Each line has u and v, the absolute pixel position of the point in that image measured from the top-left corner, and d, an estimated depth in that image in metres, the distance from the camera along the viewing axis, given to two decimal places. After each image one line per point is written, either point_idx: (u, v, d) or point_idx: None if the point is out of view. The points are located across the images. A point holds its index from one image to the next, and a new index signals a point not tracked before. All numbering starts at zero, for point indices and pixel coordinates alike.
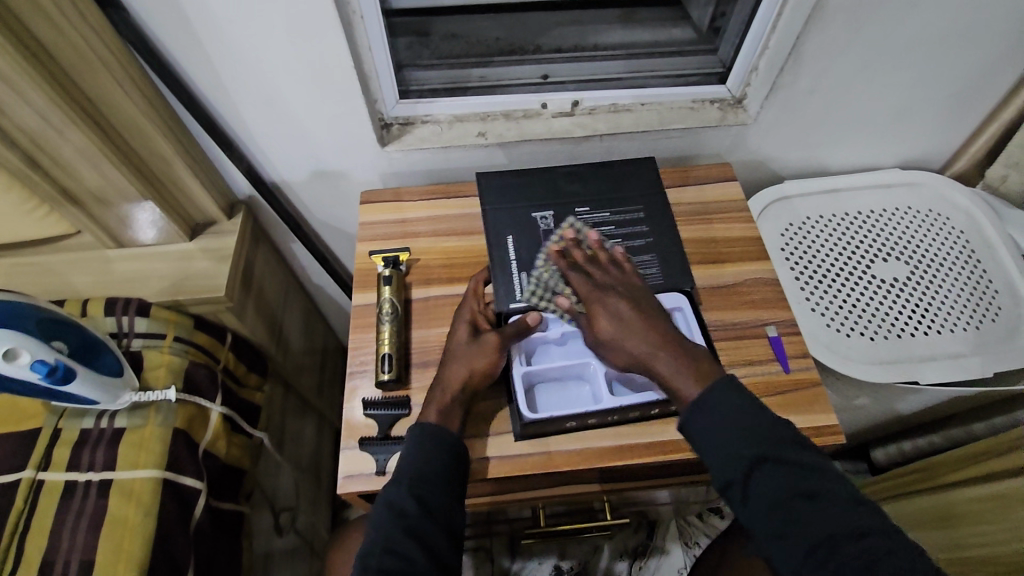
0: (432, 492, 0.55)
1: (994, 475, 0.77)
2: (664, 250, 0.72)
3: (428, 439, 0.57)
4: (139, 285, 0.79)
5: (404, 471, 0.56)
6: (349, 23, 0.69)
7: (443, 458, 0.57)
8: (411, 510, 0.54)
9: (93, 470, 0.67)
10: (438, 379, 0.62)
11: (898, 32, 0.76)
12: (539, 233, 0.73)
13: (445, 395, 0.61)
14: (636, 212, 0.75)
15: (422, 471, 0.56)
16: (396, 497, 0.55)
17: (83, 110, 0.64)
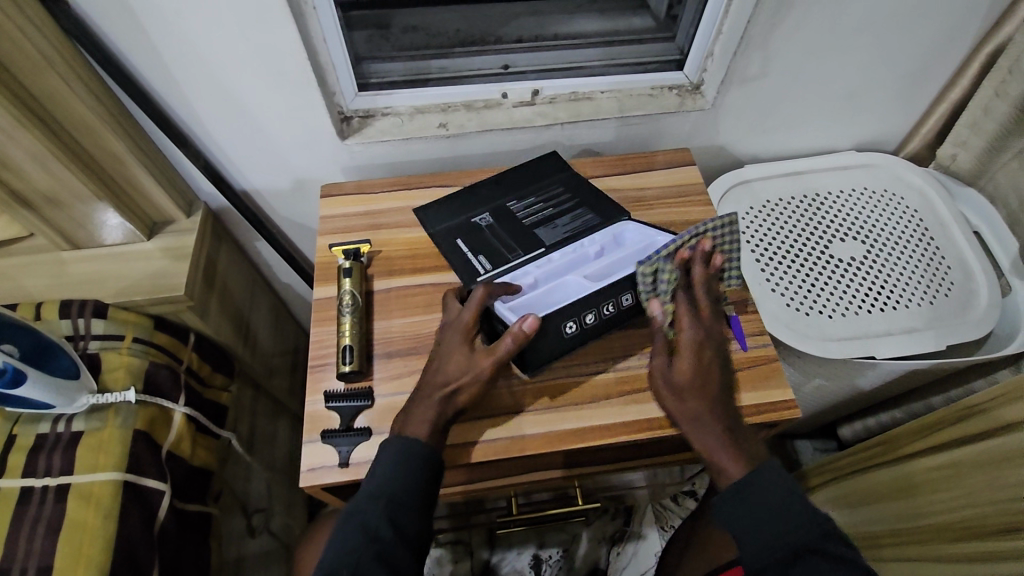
0: (405, 515, 0.54)
1: (948, 445, 0.80)
2: (597, 206, 0.73)
3: (404, 454, 0.56)
4: (95, 286, 0.77)
5: (376, 490, 0.54)
6: (300, 14, 0.68)
7: (416, 477, 0.55)
8: (386, 533, 0.53)
9: (50, 475, 0.66)
10: (430, 394, 0.59)
11: (846, 16, 0.77)
12: (485, 230, 0.71)
13: (434, 410, 0.58)
14: (558, 186, 0.77)
15: (396, 490, 0.54)
16: (368, 518, 0.54)
17: (28, 107, 0.63)
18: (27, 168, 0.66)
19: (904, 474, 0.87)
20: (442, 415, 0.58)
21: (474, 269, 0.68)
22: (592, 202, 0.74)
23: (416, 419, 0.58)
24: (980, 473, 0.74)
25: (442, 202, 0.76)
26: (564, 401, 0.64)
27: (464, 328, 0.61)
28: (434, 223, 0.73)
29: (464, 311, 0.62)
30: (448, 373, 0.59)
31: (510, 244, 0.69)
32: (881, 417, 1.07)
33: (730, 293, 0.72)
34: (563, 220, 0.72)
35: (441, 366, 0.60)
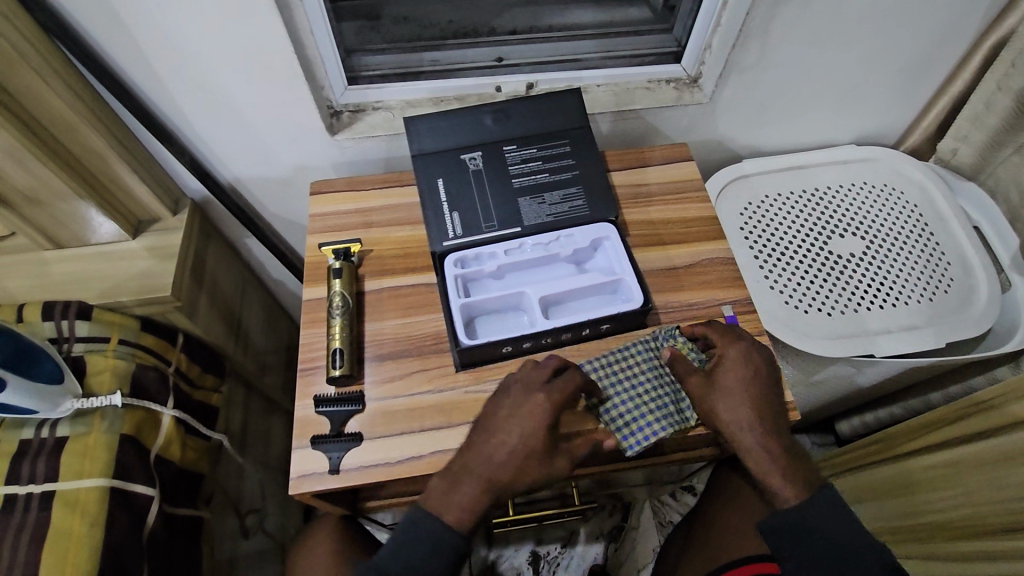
0: None
1: (944, 445, 0.79)
2: (589, 181, 0.73)
3: (433, 540, 0.57)
4: (79, 288, 0.75)
5: (404, 571, 0.56)
6: (286, 5, 0.65)
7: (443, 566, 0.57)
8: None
9: (34, 482, 0.64)
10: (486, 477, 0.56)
11: (848, 7, 0.76)
12: (468, 173, 0.72)
13: (485, 496, 0.57)
14: (563, 143, 0.74)
15: (421, 575, 0.56)
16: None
17: (4, 105, 0.60)
18: (5, 167, 0.64)
19: (903, 472, 0.87)
20: (488, 499, 0.57)
21: (446, 225, 0.70)
22: (588, 175, 0.73)
23: (461, 502, 0.57)
24: (978, 473, 0.73)
25: (442, 113, 0.74)
26: None
27: (542, 429, 0.56)
28: (422, 147, 0.73)
29: (540, 372, 0.59)
30: (509, 470, 0.57)
31: (488, 212, 0.71)
32: (878, 413, 1.06)
33: (727, 293, 0.71)
34: (552, 197, 0.72)
35: (501, 456, 0.56)
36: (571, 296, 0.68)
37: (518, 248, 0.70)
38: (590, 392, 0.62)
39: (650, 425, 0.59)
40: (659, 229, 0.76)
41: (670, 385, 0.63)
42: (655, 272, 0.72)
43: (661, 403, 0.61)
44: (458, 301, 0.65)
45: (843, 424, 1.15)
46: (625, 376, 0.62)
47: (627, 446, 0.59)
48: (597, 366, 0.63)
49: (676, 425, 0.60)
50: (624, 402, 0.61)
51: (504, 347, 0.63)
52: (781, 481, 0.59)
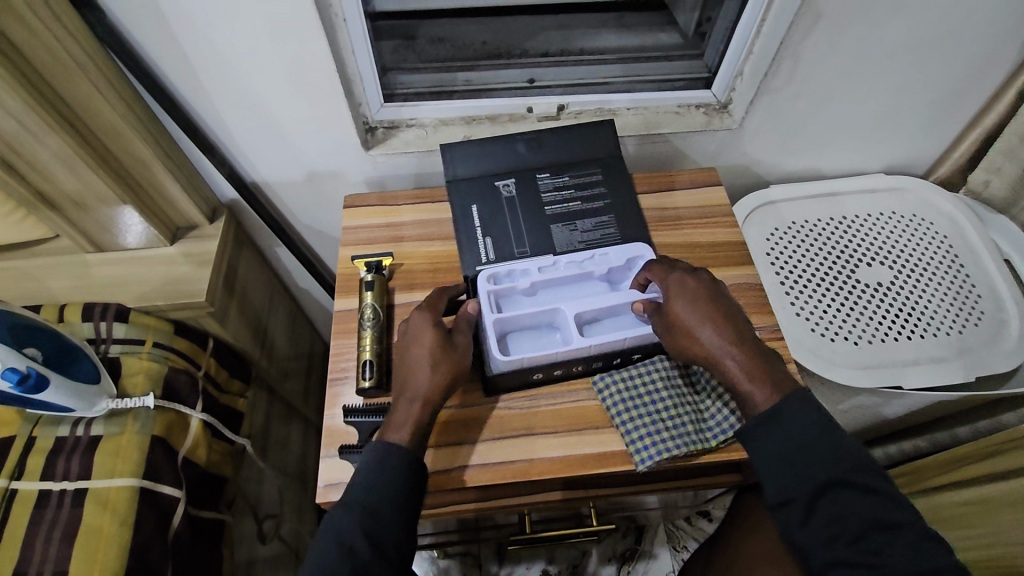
0: (384, 530, 0.53)
1: (974, 482, 0.78)
2: (623, 212, 0.74)
3: (379, 459, 0.54)
4: (119, 291, 0.77)
5: (352, 501, 0.53)
6: (331, 25, 0.68)
7: (396, 490, 0.54)
8: (360, 547, 0.51)
9: (69, 479, 0.66)
10: (417, 403, 0.58)
11: (880, 39, 0.76)
12: (502, 200, 0.74)
13: (422, 410, 0.57)
14: (595, 170, 0.76)
15: (373, 503, 0.53)
16: (343, 531, 0.52)
17: (62, 114, 0.63)
18: (57, 173, 0.67)
19: (930, 507, 0.85)
20: (424, 417, 0.57)
21: (478, 250, 0.71)
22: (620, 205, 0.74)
23: (399, 421, 0.57)
24: (1010, 511, 0.71)
25: (476, 140, 0.76)
26: (583, 423, 0.62)
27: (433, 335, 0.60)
28: (458, 174, 0.75)
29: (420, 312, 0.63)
30: (427, 383, 0.58)
31: (521, 238, 0.72)
32: (903, 445, 1.05)
33: (754, 319, 0.71)
34: (584, 224, 0.73)
35: (420, 370, 0.59)
36: (606, 316, 0.67)
37: (552, 265, 0.69)
38: (606, 404, 0.62)
39: (665, 443, 0.59)
40: (686, 253, 0.77)
41: (690, 405, 0.62)
42: None
43: (679, 423, 0.60)
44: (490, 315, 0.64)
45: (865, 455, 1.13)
46: (644, 393, 0.62)
47: (638, 460, 0.59)
48: (611, 380, 0.63)
49: (691, 447, 0.59)
50: (639, 418, 0.60)
51: (534, 373, 0.63)
52: (755, 386, 0.55)
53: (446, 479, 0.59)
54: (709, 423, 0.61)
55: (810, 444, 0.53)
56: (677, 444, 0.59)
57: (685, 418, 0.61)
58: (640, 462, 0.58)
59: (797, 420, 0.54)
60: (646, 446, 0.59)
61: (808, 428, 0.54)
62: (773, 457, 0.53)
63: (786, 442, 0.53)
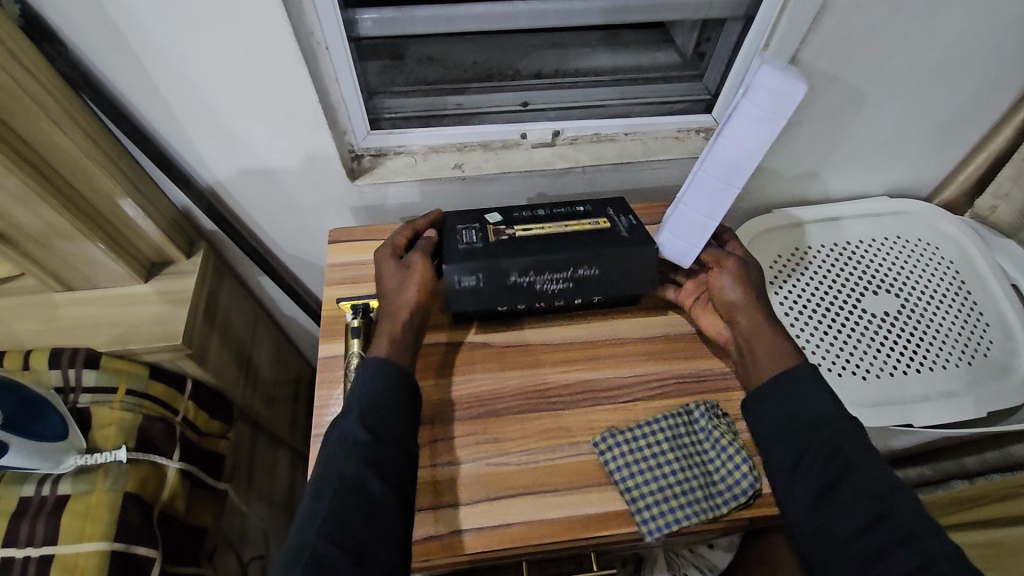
0: (387, 420, 0.53)
1: (989, 523, 0.75)
2: (604, 202, 0.71)
3: (373, 368, 0.56)
4: (89, 333, 0.73)
5: (353, 401, 0.55)
6: (312, 54, 0.64)
7: (395, 384, 0.56)
8: (360, 437, 0.52)
9: (33, 545, 0.61)
10: (387, 310, 0.62)
11: (887, 63, 0.73)
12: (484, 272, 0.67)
13: (406, 320, 0.61)
14: (589, 266, 0.64)
15: (371, 397, 0.54)
16: (345, 427, 0.53)
17: (20, 153, 0.59)
18: (17, 213, 0.62)
19: None
20: (398, 330, 0.60)
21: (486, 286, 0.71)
22: (605, 245, 0.64)
23: (384, 333, 0.60)
24: None
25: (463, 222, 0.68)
26: (584, 481, 0.58)
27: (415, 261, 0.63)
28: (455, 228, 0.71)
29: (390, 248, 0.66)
30: (407, 293, 0.62)
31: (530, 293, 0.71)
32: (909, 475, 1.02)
33: None
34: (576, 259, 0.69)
35: (401, 282, 0.62)
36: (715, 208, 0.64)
37: None
38: (610, 467, 0.58)
39: (673, 511, 0.56)
40: None
41: (696, 466, 0.59)
42: (686, 336, 0.68)
43: (687, 488, 0.57)
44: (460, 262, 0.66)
45: None
46: (647, 456, 0.59)
47: (645, 530, 0.55)
48: (614, 442, 0.59)
49: (703, 515, 0.55)
50: (644, 483, 0.57)
51: (501, 305, 0.66)
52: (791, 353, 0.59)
53: (439, 547, 0.55)
54: (719, 486, 0.58)
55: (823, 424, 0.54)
56: (687, 511, 0.55)
57: (696, 481, 0.57)
58: (647, 534, 0.54)
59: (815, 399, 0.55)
60: (656, 513, 0.55)
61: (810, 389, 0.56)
62: (782, 426, 0.55)
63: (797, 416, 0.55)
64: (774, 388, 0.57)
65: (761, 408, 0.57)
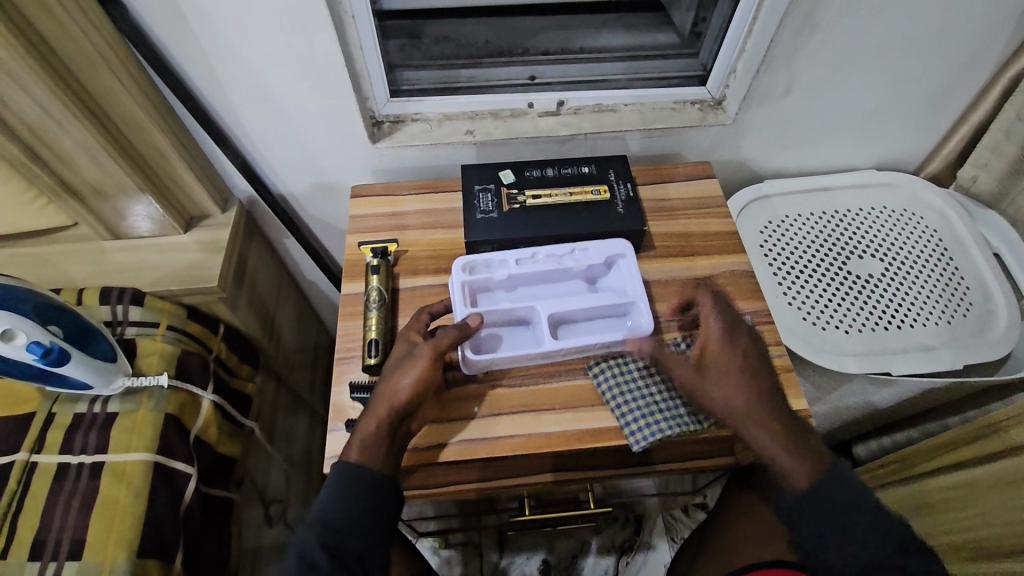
0: (347, 539, 0.54)
1: (965, 466, 0.81)
2: (607, 164, 0.81)
3: (345, 478, 0.56)
4: (136, 276, 0.81)
5: (316, 516, 0.55)
6: (341, 22, 0.71)
7: (359, 496, 0.56)
8: (321, 560, 0.52)
9: (85, 453, 0.69)
10: (381, 409, 0.58)
11: (867, 38, 0.79)
12: (479, 210, 0.76)
13: (381, 427, 0.58)
14: (586, 239, 0.74)
15: (331, 515, 0.55)
16: (304, 546, 0.53)
17: (83, 103, 0.67)
18: (79, 161, 0.71)
19: (922, 493, 0.89)
20: (385, 422, 0.58)
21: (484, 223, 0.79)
22: (603, 219, 0.75)
23: (357, 436, 0.58)
24: (998, 493, 0.76)
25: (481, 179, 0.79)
26: (578, 401, 0.65)
27: (425, 355, 0.60)
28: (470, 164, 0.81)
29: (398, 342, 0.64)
30: (407, 387, 0.59)
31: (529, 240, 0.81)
32: (896, 436, 1.09)
33: (746, 304, 0.74)
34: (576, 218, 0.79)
35: (396, 377, 0.59)
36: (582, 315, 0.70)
37: (531, 257, 0.73)
38: (601, 389, 0.65)
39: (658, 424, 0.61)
40: (680, 242, 0.80)
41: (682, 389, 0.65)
42: (674, 282, 0.75)
43: (670, 404, 0.63)
44: (481, 214, 0.75)
45: (861, 449, 1.19)
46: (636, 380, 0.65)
47: (633, 442, 0.61)
48: (606, 367, 0.66)
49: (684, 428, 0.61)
50: (631, 401, 0.63)
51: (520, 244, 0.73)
52: (801, 462, 0.56)
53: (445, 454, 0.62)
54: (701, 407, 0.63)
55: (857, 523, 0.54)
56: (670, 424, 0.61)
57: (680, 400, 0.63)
58: (633, 442, 0.60)
59: (846, 494, 0.55)
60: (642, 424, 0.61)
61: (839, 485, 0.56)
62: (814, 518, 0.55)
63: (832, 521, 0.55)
64: (803, 502, 0.56)
65: (796, 514, 0.56)
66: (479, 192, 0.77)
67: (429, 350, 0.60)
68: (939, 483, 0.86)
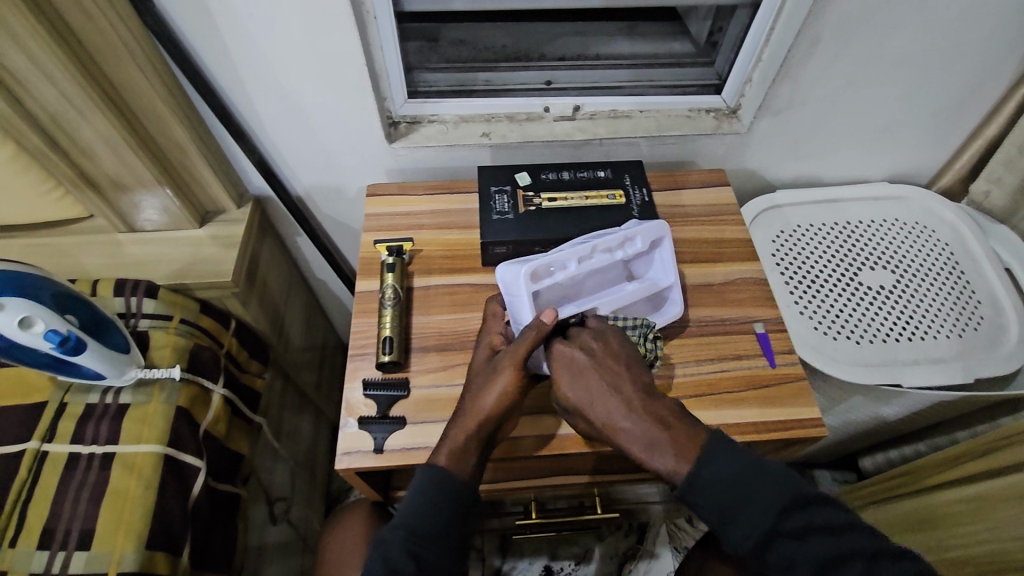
0: (430, 548, 0.55)
1: (974, 480, 0.81)
2: (623, 169, 0.81)
3: (432, 487, 0.56)
4: (151, 269, 0.81)
5: (402, 520, 0.55)
6: (362, 22, 0.72)
7: (443, 506, 0.56)
8: (404, 563, 0.53)
9: (97, 443, 0.69)
10: (467, 420, 0.59)
11: (884, 50, 0.79)
12: (495, 210, 0.76)
13: (470, 438, 0.58)
14: None
15: (417, 521, 0.55)
16: (388, 548, 0.54)
17: (105, 92, 0.67)
18: (100, 152, 0.71)
19: (931, 505, 0.89)
20: (473, 434, 0.58)
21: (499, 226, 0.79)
22: (617, 223, 0.75)
23: (445, 446, 0.58)
24: (1007, 507, 0.75)
25: (496, 181, 0.79)
26: None
27: (508, 367, 0.59)
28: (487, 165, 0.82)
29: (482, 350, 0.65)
30: (493, 399, 0.59)
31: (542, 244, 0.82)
32: (904, 450, 1.09)
33: (759, 311, 0.74)
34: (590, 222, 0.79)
35: (482, 389, 0.60)
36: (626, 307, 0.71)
37: (589, 252, 0.68)
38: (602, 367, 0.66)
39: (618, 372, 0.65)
40: (693, 248, 0.80)
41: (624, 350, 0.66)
42: (688, 288, 0.76)
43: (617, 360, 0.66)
44: (497, 216, 0.75)
45: (867, 461, 1.19)
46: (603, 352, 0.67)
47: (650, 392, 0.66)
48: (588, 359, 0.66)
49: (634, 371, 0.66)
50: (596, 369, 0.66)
51: (537, 246, 0.74)
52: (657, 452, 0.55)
53: None
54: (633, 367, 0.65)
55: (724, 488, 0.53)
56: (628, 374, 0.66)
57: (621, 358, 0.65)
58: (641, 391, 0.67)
59: (729, 466, 0.53)
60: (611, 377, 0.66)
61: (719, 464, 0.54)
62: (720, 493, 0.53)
63: (718, 495, 0.53)
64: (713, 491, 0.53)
65: (693, 494, 0.54)
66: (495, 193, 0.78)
67: (511, 363, 0.60)
68: (948, 497, 0.86)
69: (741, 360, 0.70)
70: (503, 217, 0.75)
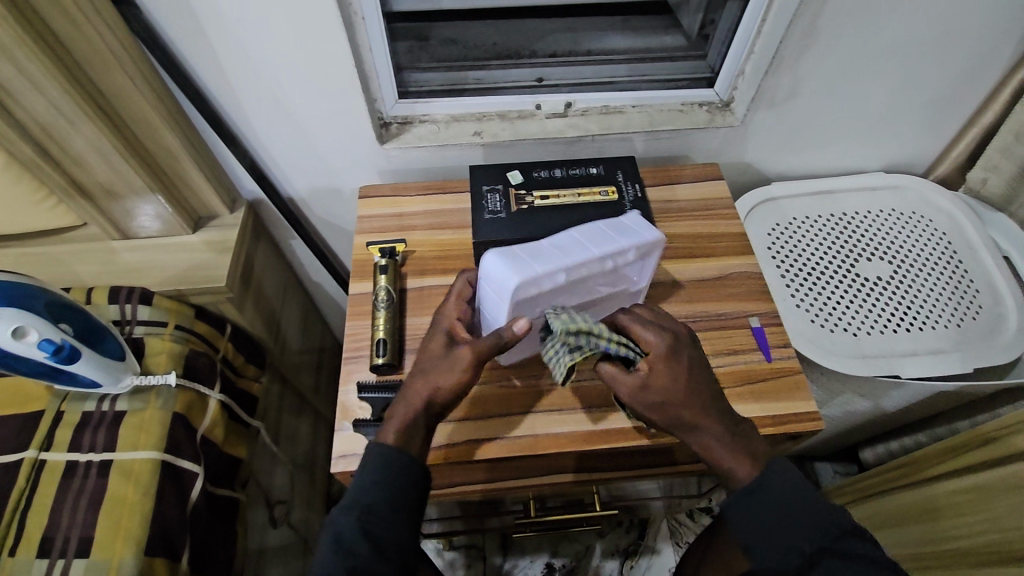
0: (384, 527, 0.53)
1: (973, 469, 0.81)
2: (615, 165, 0.81)
3: (384, 465, 0.54)
4: (144, 276, 0.82)
5: (353, 501, 0.53)
6: (350, 23, 0.71)
7: (396, 482, 0.54)
8: (358, 545, 0.51)
9: (94, 451, 0.69)
10: (419, 399, 0.58)
11: (877, 39, 0.79)
12: (486, 208, 0.76)
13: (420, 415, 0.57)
14: None
15: (370, 501, 0.53)
16: (341, 530, 0.52)
17: (95, 101, 0.67)
18: (91, 161, 0.71)
19: (930, 496, 0.89)
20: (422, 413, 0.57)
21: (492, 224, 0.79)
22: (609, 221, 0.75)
23: (394, 421, 0.57)
24: (1006, 497, 0.75)
25: (488, 180, 0.78)
26: (585, 402, 0.67)
27: (466, 356, 0.57)
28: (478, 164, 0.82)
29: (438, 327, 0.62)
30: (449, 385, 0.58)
31: None
32: (904, 441, 1.08)
33: (754, 306, 0.74)
34: None
35: (438, 371, 0.58)
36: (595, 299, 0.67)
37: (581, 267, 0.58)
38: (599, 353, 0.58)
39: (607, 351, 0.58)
40: (686, 243, 0.80)
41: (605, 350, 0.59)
42: (682, 284, 0.75)
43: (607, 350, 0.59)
44: (488, 215, 0.75)
45: (867, 453, 1.19)
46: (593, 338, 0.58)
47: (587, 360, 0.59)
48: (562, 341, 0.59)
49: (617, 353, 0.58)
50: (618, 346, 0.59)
51: None
52: (732, 465, 0.56)
53: (455, 452, 0.64)
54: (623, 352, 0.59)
55: (773, 504, 0.54)
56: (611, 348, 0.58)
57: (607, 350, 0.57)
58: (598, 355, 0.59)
59: (778, 489, 0.54)
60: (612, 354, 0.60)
61: (784, 495, 0.54)
62: (767, 520, 0.54)
63: (762, 513, 0.54)
64: (747, 501, 0.55)
65: (737, 511, 0.55)
66: (487, 191, 0.77)
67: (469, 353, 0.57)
68: (948, 488, 0.86)
69: (735, 355, 0.70)
70: (495, 217, 0.75)
